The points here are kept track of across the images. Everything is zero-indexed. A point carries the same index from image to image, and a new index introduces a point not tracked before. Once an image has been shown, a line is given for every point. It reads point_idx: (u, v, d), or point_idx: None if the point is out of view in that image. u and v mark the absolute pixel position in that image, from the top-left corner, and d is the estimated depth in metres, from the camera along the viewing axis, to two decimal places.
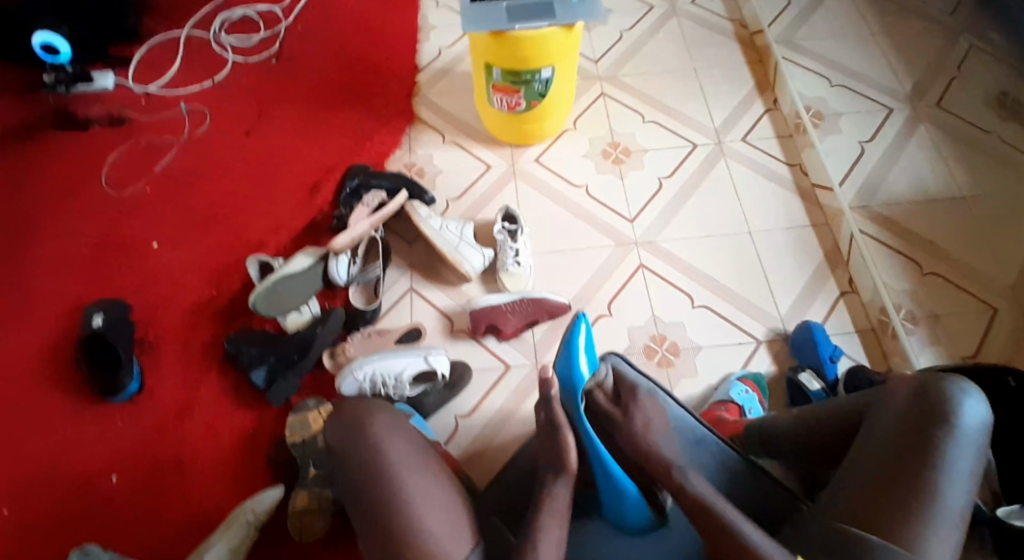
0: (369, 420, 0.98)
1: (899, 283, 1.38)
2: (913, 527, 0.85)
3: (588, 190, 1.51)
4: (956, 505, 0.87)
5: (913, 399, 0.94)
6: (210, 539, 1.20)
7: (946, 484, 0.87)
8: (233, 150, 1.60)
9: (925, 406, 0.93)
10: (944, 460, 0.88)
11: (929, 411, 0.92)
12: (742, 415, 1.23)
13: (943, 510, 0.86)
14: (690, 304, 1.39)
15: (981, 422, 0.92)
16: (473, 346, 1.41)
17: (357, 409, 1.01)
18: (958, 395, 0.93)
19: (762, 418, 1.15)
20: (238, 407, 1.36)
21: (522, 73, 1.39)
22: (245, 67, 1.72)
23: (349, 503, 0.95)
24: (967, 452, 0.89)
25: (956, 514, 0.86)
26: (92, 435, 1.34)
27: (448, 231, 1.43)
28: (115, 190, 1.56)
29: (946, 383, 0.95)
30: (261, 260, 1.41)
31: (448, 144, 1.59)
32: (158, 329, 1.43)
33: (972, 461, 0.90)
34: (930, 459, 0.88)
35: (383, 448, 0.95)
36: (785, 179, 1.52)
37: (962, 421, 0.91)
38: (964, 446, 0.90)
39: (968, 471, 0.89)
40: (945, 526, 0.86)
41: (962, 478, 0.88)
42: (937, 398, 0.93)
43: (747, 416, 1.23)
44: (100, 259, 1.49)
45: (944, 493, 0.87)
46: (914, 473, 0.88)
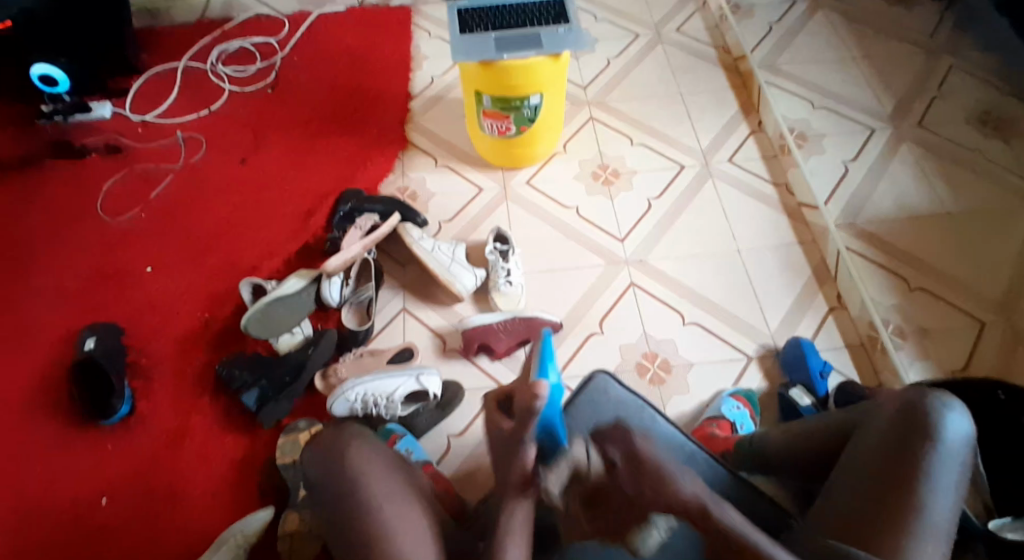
0: (344, 451, 0.97)
1: (887, 300, 1.38)
2: (901, 540, 0.84)
3: (579, 212, 1.54)
4: (943, 520, 0.86)
5: (897, 414, 0.94)
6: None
7: (931, 498, 0.86)
8: (228, 176, 1.63)
9: (910, 420, 0.93)
10: (928, 474, 0.88)
11: (915, 426, 0.92)
12: (734, 431, 1.23)
13: (930, 524, 0.85)
14: (681, 322, 1.40)
15: (964, 437, 0.91)
16: (465, 365, 1.41)
17: (335, 436, 1.00)
18: (942, 409, 0.93)
19: (754, 433, 1.15)
20: (230, 429, 1.36)
21: (511, 100, 1.43)
22: (241, 97, 1.76)
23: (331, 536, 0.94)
24: (952, 467, 0.89)
25: (944, 528, 0.85)
26: (81, 460, 1.33)
27: (440, 251, 1.44)
28: (111, 217, 1.58)
29: (928, 398, 0.95)
30: (254, 283, 1.42)
31: (440, 168, 1.62)
32: (151, 352, 1.43)
33: (958, 475, 0.89)
34: (914, 472, 0.88)
35: (365, 474, 0.95)
36: (772, 199, 1.55)
37: (946, 436, 0.90)
38: (948, 461, 0.89)
39: (954, 485, 0.88)
40: (934, 539, 0.84)
41: (948, 494, 0.87)
42: (919, 413, 0.93)
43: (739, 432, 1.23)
44: (94, 284, 1.50)
45: (930, 506, 0.86)
46: (900, 488, 0.88)
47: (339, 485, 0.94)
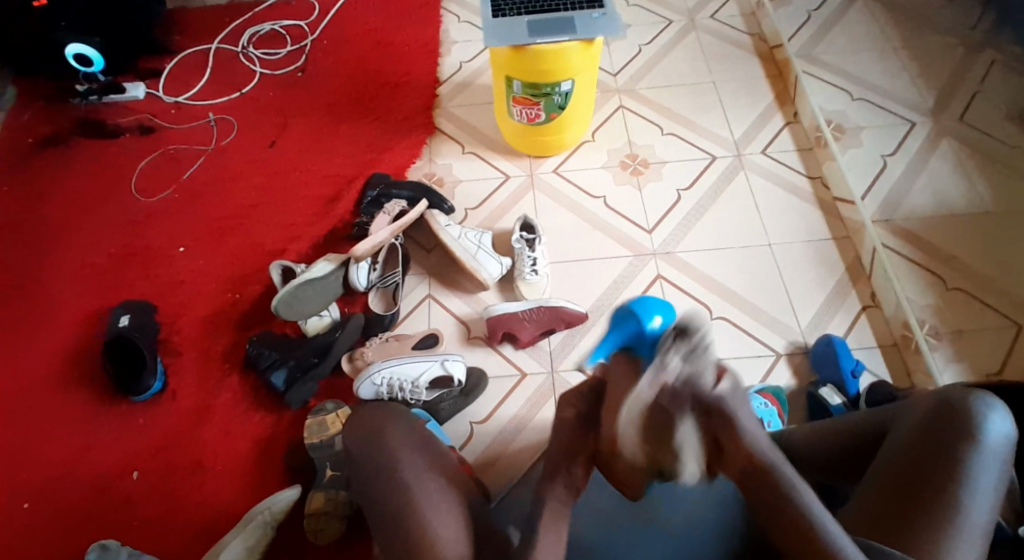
0: (382, 431, 0.98)
1: (923, 298, 1.36)
2: (935, 541, 0.85)
3: (606, 201, 1.52)
4: (980, 520, 0.86)
5: (935, 412, 0.93)
6: (227, 536, 1.21)
7: (968, 499, 0.87)
8: (258, 159, 1.65)
9: (948, 419, 0.92)
10: (968, 474, 0.88)
11: (955, 424, 0.91)
12: (761, 428, 1.20)
13: (965, 526, 0.86)
14: (708, 315, 1.39)
15: (1004, 438, 0.91)
16: (489, 353, 1.42)
17: (373, 413, 1.01)
18: (985, 410, 0.92)
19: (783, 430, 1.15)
20: (257, 409, 1.39)
21: (541, 87, 1.41)
22: (272, 80, 1.77)
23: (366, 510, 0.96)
24: (990, 468, 0.89)
25: (980, 529, 0.85)
26: (115, 434, 1.37)
27: (466, 239, 1.44)
28: (143, 197, 1.61)
29: (969, 397, 0.94)
30: (283, 265, 1.44)
31: (467, 154, 1.62)
32: (181, 332, 1.46)
33: (996, 476, 0.89)
34: (953, 472, 0.88)
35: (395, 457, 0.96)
36: (805, 192, 1.52)
37: (986, 437, 0.90)
38: (988, 461, 0.89)
39: (992, 485, 0.88)
40: (969, 539, 0.85)
41: (986, 494, 0.88)
42: (960, 411, 0.92)
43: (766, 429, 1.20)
44: (127, 263, 1.53)
45: (966, 508, 0.86)
46: (939, 486, 0.88)
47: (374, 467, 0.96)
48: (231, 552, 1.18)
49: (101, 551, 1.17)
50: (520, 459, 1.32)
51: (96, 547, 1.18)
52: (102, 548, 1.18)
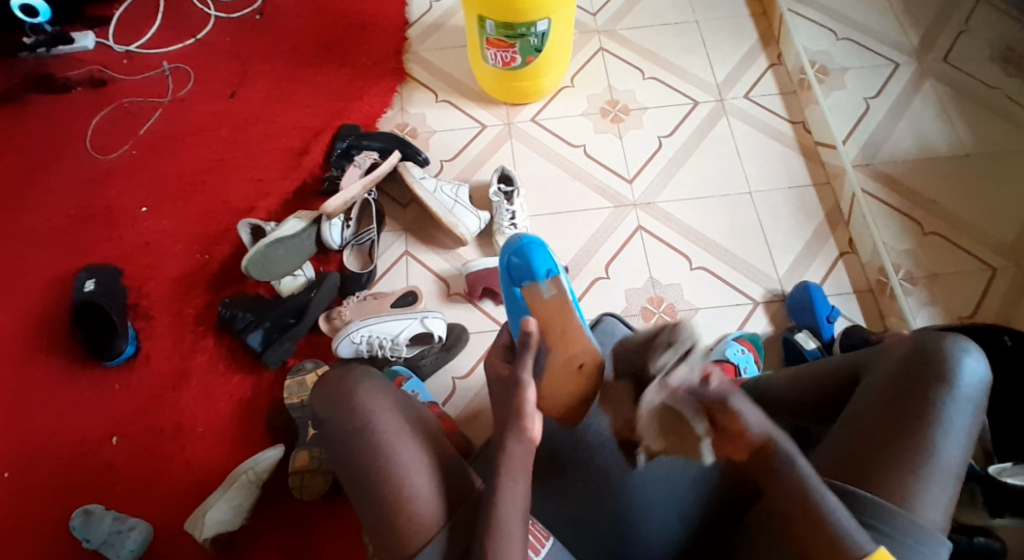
0: (352, 392, 0.96)
1: (899, 244, 1.36)
2: (908, 483, 0.87)
3: (586, 151, 1.48)
4: (951, 461, 0.88)
5: (912, 356, 0.94)
6: (212, 496, 1.23)
7: (941, 442, 0.88)
8: (220, 110, 1.57)
9: (924, 360, 0.93)
10: (941, 417, 0.89)
11: (930, 368, 0.92)
12: (737, 374, 1.21)
13: (937, 467, 0.88)
14: (688, 266, 1.38)
15: (979, 380, 0.92)
16: (469, 309, 1.41)
17: (340, 377, 0.98)
18: (959, 353, 0.93)
19: (758, 378, 1.15)
20: (234, 371, 1.37)
21: (516, 27, 1.35)
22: (229, 23, 1.66)
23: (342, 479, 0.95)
24: (964, 411, 0.90)
25: (953, 470, 0.88)
26: (90, 401, 1.34)
27: (443, 193, 1.40)
28: (100, 154, 1.53)
29: (946, 340, 0.94)
30: (251, 224, 1.39)
31: (440, 103, 1.55)
32: (151, 296, 1.42)
33: (968, 419, 0.90)
34: (926, 417, 0.89)
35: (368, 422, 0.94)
36: (787, 137, 1.49)
37: (961, 380, 0.91)
38: (961, 405, 0.90)
39: (963, 429, 0.89)
40: (940, 481, 0.87)
41: (959, 436, 0.89)
42: (936, 354, 0.93)
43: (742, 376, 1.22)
44: (88, 225, 1.47)
45: (939, 450, 0.88)
46: (913, 430, 0.89)
47: (343, 429, 0.94)
48: (217, 511, 1.20)
49: (85, 516, 1.20)
50: None
51: (78, 512, 1.21)
52: (86, 514, 1.21)
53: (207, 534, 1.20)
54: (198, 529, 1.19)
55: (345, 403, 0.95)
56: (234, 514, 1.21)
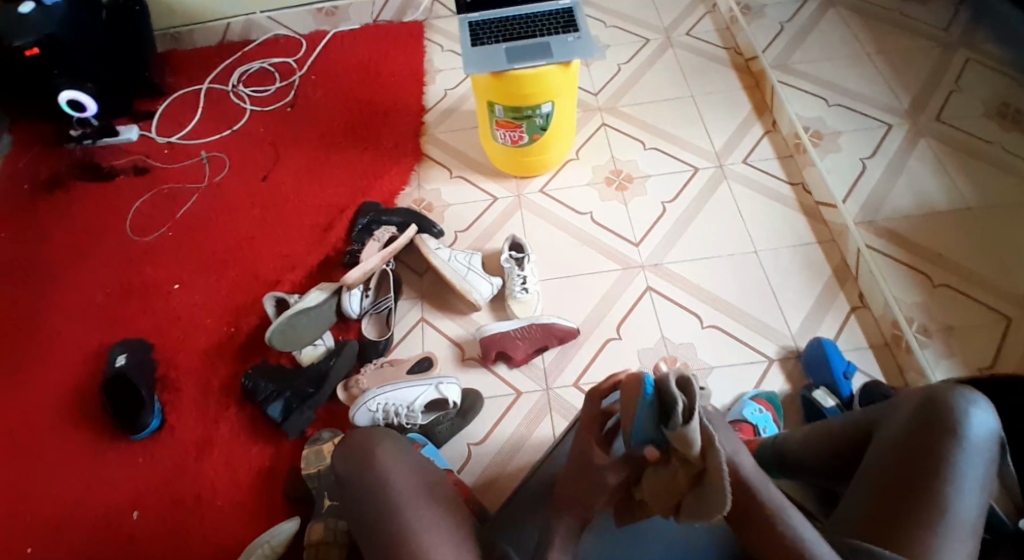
0: (373, 452, 1.01)
1: (910, 297, 1.37)
2: (926, 540, 0.85)
3: (593, 217, 1.54)
4: (968, 516, 0.87)
5: (919, 411, 0.94)
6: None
7: (955, 495, 0.87)
8: (248, 194, 1.67)
9: (933, 414, 0.92)
10: (954, 470, 0.88)
11: (939, 422, 0.91)
12: (756, 434, 1.24)
13: (953, 524, 0.86)
14: (699, 325, 1.41)
15: (989, 432, 0.91)
16: (484, 373, 1.43)
17: (363, 435, 1.04)
18: (965, 405, 0.92)
19: (776, 435, 1.18)
20: (256, 440, 1.40)
21: (522, 109, 1.44)
22: (261, 116, 1.80)
23: (358, 536, 0.98)
24: (976, 465, 0.89)
25: (968, 524, 0.86)
26: (116, 470, 1.38)
27: (457, 261, 1.47)
28: (138, 236, 1.63)
29: (953, 393, 0.94)
30: (276, 297, 1.47)
31: (455, 179, 1.64)
32: (177, 368, 1.47)
33: (982, 472, 0.89)
34: (940, 471, 0.88)
35: (389, 477, 0.98)
36: (788, 198, 1.53)
37: (970, 431, 0.90)
38: (974, 457, 0.89)
39: (977, 481, 0.88)
40: (957, 536, 0.86)
41: (973, 489, 0.88)
42: (944, 407, 0.92)
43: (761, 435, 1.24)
44: (123, 300, 1.55)
45: (954, 506, 0.87)
46: (925, 483, 0.88)
47: (367, 487, 0.98)
48: None
49: None
50: (517, 477, 1.32)
51: None
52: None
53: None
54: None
55: (368, 467, 0.99)
56: None
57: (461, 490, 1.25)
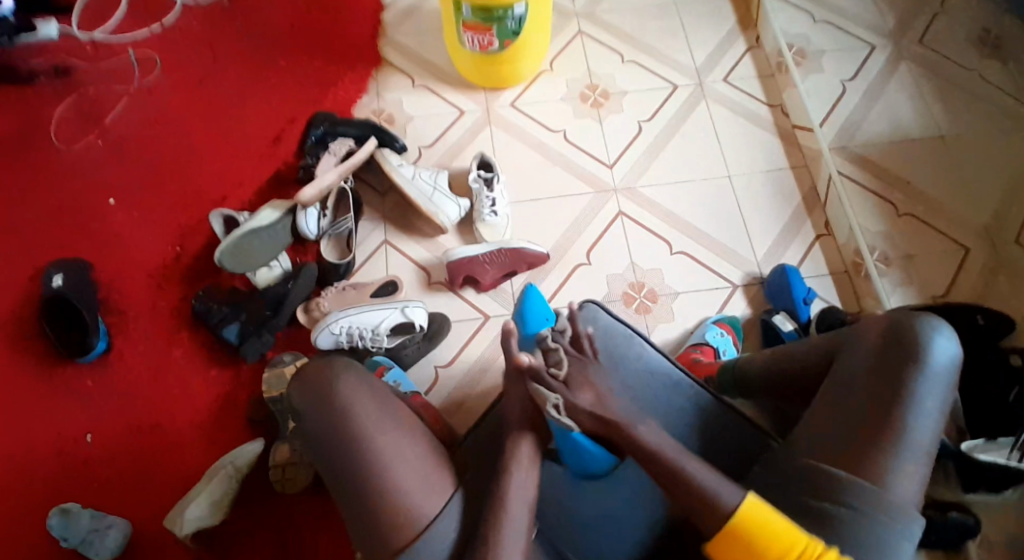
0: (333, 387, 0.98)
1: (876, 225, 1.39)
2: (883, 462, 0.88)
3: (566, 135, 1.47)
4: (925, 439, 0.90)
5: (884, 339, 0.96)
6: (193, 491, 1.24)
7: (914, 420, 0.90)
8: (187, 99, 1.52)
9: (897, 342, 0.94)
10: (915, 396, 0.91)
11: (902, 350, 0.93)
12: (717, 358, 1.27)
13: (912, 447, 0.89)
14: (668, 251, 1.39)
15: (950, 359, 0.93)
16: (451, 298, 1.39)
17: (323, 368, 1.01)
18: (930, 333, 0.94)
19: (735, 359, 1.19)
20: (213, 364, 1.36)
21: (493, 10, 1.31)
22: (197, 8, 1.61)
23: (326, 475, 0.97)
24: (936, 392, 0.91)
25: (923, 447, 0.89)
26: (67, 400, 1.33)
27: (421, 180, 1.40)
28: (65, 144, 1.48)
29: (917, 321, 0.96)
30: (224, 214, 1.37)
31: (418, 89, 1.53)
32: (122, 290, 1.39)
33: (941, 398, 0.91)
34: (902, 396, 0.91)
35: (352, 411, 0.97)
36: (765, 121, 1.49)
37: (933, 361, 0.92)
38: (934, 382, 0.91)
39: (936, 406, 0.91)
40: (912, 460, 0.89)
41: (931, 414, 0.91)
42: (907, 337, 0.94)
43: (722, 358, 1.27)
44: (55, 217, 1.43)
45: (913, 430, 0.89)
46: (886, 408, 0.91)
47: (327, 423, 0.97)
48: (197, 507, 1.21)
49: (62, 514, 1.20)
50: (485, 401, 1.33)
51: (56, 510, 1.21)
52: (63, 512, 1.20)
53: (187, 530, 1.21)
54: (178, 526, 1.20)
55: (327, 399, 0.97)
56: (215, 509, 1.24)
57: (428, 413, 1.24)
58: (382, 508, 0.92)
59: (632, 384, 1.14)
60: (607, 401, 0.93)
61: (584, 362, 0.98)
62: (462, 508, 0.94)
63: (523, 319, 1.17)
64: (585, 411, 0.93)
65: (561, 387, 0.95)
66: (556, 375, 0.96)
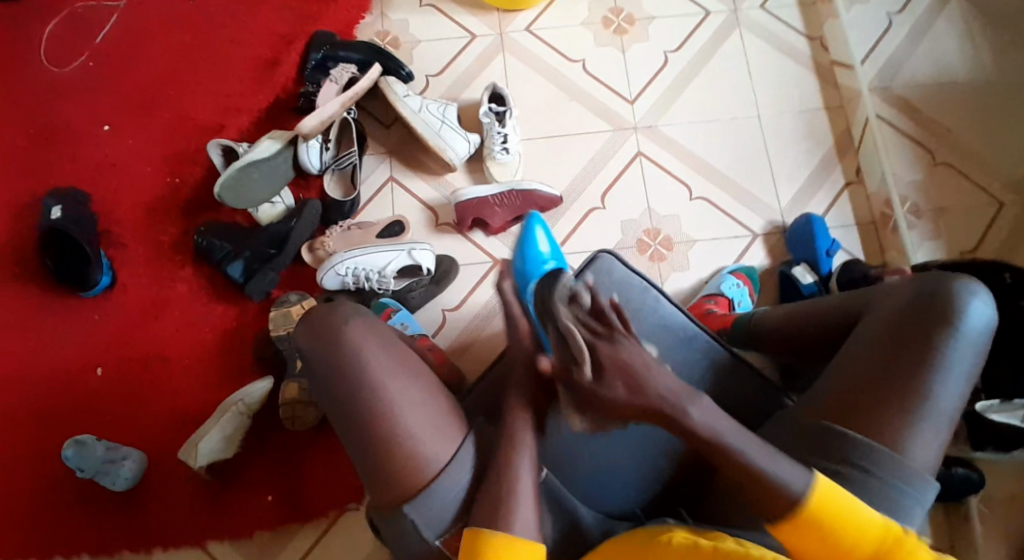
0: (340, 330, 0.87)
1: (909, 174, 1.31)
2: (901, 426, 0.83)
3: (586, 66, 1.38)
4: (948, 405, 0.85)
5: (914, 300, 0.89)
6: (205, 425, 1.23)
7: (938, 386, 0.84)
8: (178, 15, 1.41)
9: (929, 303, 0.88)
10: (943, 360, 0.85)
11: (934, 311, 0.87)
12: (730, 309, 1.23)
13: (935, 411, 0.84)
14: (687, 196, 1.32)
15: (985, 324, 0.87)
16: (459, 240, 1.35)
17: (330, 312, 0.90)
18: (964, 296, 0.87)
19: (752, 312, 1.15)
20: (218, 300, 1.33)
21: None
22: None
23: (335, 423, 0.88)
24: (966, 356, 0.86)
25: (946, 413, 0.84)
26: (72, 331, 1.31)
27: (429, 112, 1.31)
28: (54, 66, 1.40)
29: (953, 282, 0.89)
30: (223, 145, 1.30)
31: (425, 8, 1.42)
32: (123, 223, 1.34)
33: (968, 363, 0.86)
34: (929, 360, 0.85)
35: (361, 359, 0.86)
36: (802, 54, 1.39)
37: (965, 326, 0.86)
38: (964, 346, 0.86)
39: (963, 371, 0.86)
40: (933, 423, 0.84)
41: (957, 376, 0.86)
42: (942, 300, 0.87)
43: (736, 310, 1.22)
44: (47, 143, 1.36)
45: (936, 393, 0.84)
46: (911, 370, 0.85)
47: (337, 372, 0.86)
48: (209, 440, 1.20)
49: (77, 445, 1.17)
50: (493, 346, 1.30)
51: (70, 442, 1.17)
52: (79, 444, 1.17)
53: (200, 462, 1.21)
54: (192, 458, 1.20)
55: (332, 344, 0.86)
56: (227, 443, 1.23)
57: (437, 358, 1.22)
58: (396, 474, 0.83)
59: (647, 339, 1.08)
60: (644, 388, 0.76)
61: (615, 345, 0.76)
62: (477, 455, 0.87)
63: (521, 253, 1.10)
64: (616, 404, 0.77)
65: (590, 383, 0.77)
66: (583, 346, 0.77)
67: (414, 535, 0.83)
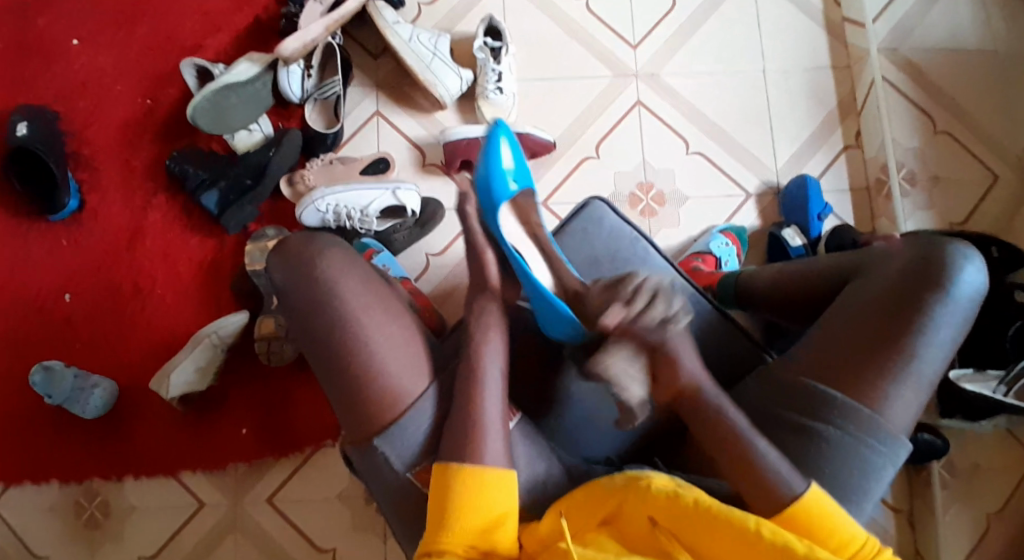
0: (313, 265, 0.81)
1: (909, 141, 1.28)
2: (880, 388, 0.80)
3: (588, 5, 1.32)
4: (930, 370, 0.81)
5: (909, 262, 0.84)
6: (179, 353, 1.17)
7: (925, 350, 0.80)
8: None
9: (925, 265, 0.82)
10: (931, 324, 0.80)
11: (926, 274, 0.82)
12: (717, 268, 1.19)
13: (915, 374, 0.80)
14: (684, 150, 1.29)
15: (976, 291, 0.82)
16: (446, 183, 1.29)
17: (304, 242, 0.83)
18: (960, 260, 0.82)
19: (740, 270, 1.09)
20: (192, 231, 1.26)
21: None
22: None
23: None
24: (954, 319, 0.81)
25: (927, 377, 0.80)
26: (40, 255, 1.25)
27: (419, 43, 1.23)
28: None
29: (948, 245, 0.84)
30: (197, 65, 1.22)
31: None
32: (95, 145, 1.27)
33: (955, 329, 0.81)
34: (916, 325, 0.80)
35: (337, 290, 0.80)
36: (815, 9, 1.34)
37: (957, 289, 0.81)
38: (954, 311, 0.81)
39: (951, 337, 0.81)
40: (914, 387, 0.80)
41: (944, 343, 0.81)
42: (935, 262, 0.82)
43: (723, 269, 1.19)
44: (15, 57, 1.29)
45: (920, 357, 0.80)
46: (897, 331, 0.80)
47: (312, 322, 0.80)
48: (182, 372, 1.15)
49: (45, 370, 1.14)
50: None
51: (38, 367, 1.14)
52: (47, 369, 1.14)
53: (173, 393, 1.16)
54: (164, 388, 1.15)
55: (306, 278, 0.80)
56: (199, 374, 1.17)
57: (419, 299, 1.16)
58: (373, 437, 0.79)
59: None
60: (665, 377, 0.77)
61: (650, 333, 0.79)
62: (440, 405, 0.80)
63: (483, 173, 0.92)
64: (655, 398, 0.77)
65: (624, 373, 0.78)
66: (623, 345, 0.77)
67: (383, 484, 0.80)
